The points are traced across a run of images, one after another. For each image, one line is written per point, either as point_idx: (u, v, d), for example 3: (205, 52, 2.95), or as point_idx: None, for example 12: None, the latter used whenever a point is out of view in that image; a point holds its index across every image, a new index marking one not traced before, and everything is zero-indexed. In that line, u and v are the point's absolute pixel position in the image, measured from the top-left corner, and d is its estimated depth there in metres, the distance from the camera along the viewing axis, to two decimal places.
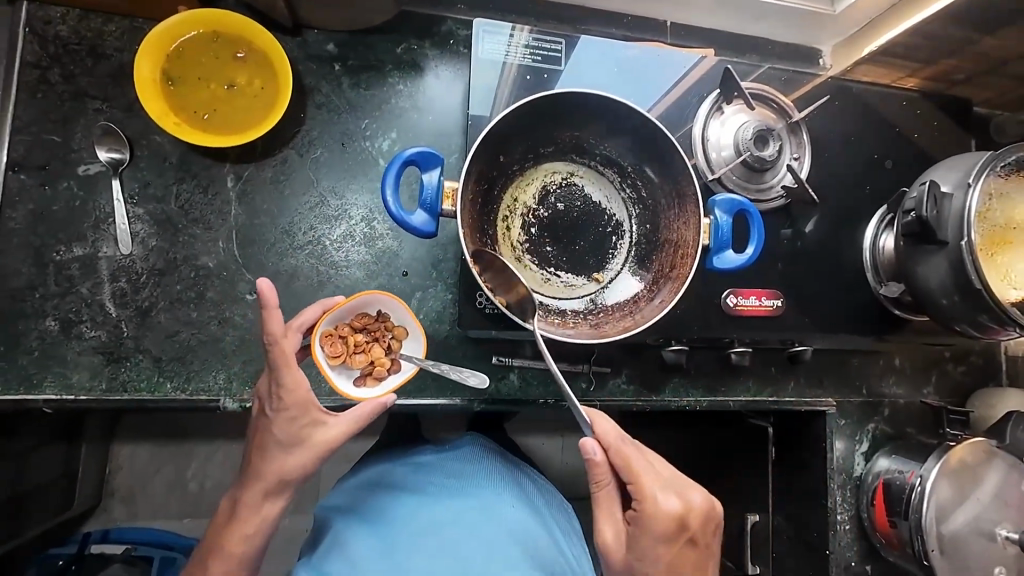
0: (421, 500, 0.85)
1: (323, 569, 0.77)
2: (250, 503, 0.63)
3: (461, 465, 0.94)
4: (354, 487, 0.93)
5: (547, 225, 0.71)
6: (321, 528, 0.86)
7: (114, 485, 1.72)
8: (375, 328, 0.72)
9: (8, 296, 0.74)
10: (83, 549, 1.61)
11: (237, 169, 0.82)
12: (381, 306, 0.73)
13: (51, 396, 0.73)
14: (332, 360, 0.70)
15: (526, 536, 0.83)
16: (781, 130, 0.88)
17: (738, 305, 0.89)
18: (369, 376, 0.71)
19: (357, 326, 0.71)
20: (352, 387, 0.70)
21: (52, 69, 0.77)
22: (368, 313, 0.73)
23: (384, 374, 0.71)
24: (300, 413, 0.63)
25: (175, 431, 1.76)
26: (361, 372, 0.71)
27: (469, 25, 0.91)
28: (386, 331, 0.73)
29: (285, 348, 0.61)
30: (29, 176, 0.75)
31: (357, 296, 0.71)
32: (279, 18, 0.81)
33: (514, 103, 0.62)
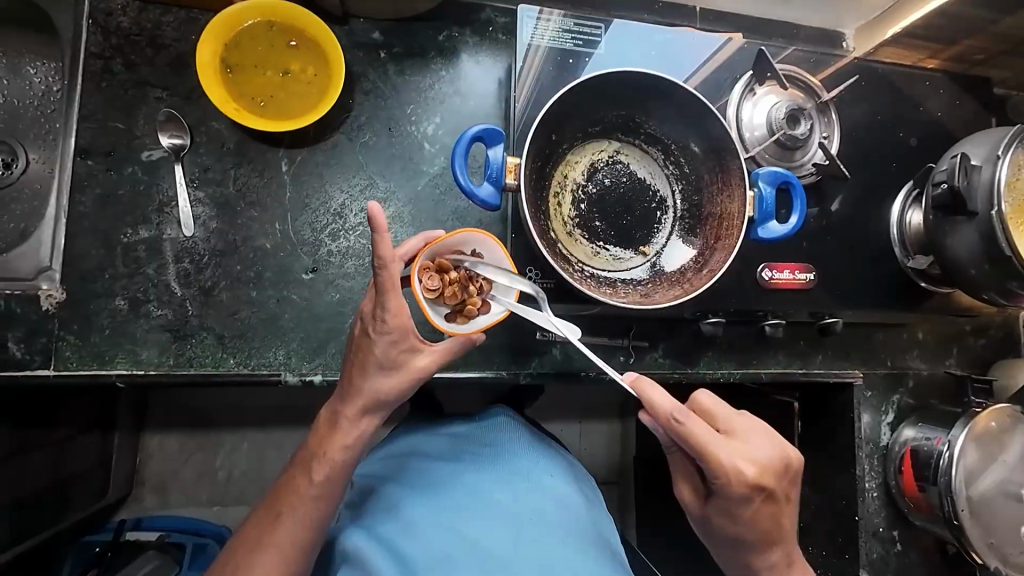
0: (463, 465, 0.88)
1: (375, 531, 0.82)
2: (350, 418, 0.72)
3: (495, 432, 0.96)
4: (392, 458, 0.96)
5: (595, 201, 0.75)
6: (364, 494, 0.90)
7: (146, 474, 1.76)
8: (469, 266, 0.73)
9: (79, 276, 0.77)
10: (118, 536, 1.60)
11: (291, 153, 0.85)
12: (476, 244, 0.73)
13: (123, 372, 0.77)
14: (428, 293, 0.71)
15: (565, 498, 0.87)
16: (811, 110, 0.91)
17: (773, 279, 0.92)
18: (460, 314, 0.73)
19: (453, 263, 0.73)
20: (445, 323, 0.72)
21: (116, 59, 0.80)
22: (462, 250, 0.74)
23: (475, 313, 0.72)
24: (400, 336, 0.68)
25: (204, 420, 1.80)
26: (452, 309, 0.73)
27: (507, 13, 0.95)
28: (479, 272, 0.73)
29: (393, 276, 0.66)
30: (96, 162, 0.79)
31: (458, 231, 0.70)
32: (329, 8, 0.85)
33: (571, 81, 0.65)
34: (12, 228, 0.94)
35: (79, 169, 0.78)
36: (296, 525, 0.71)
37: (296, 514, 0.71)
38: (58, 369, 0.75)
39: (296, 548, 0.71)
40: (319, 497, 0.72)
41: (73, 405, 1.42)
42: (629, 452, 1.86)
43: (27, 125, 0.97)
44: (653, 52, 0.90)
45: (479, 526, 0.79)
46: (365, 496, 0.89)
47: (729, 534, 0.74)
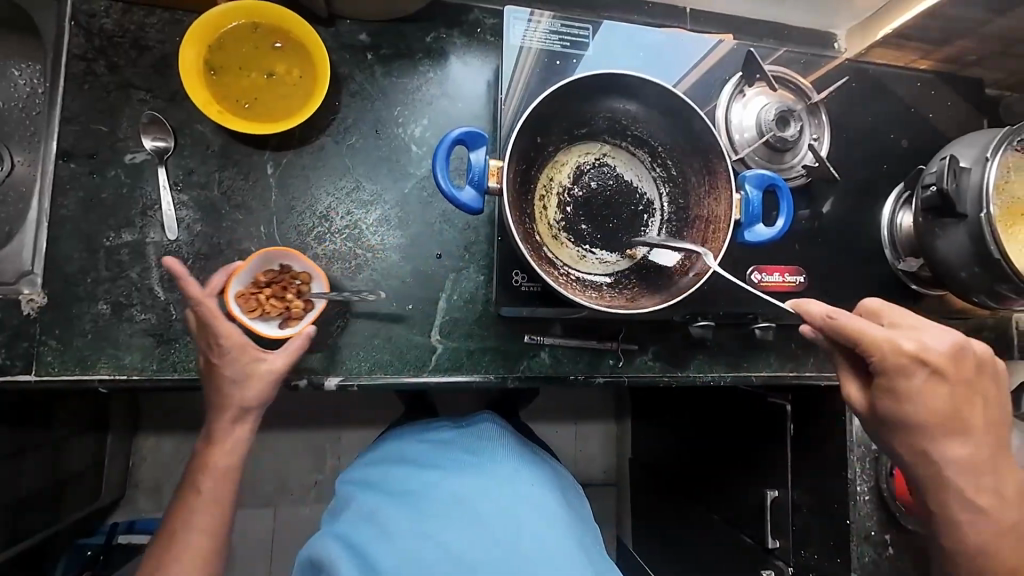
0: (439, 472, 0.89)
1: (352, 537, 0.82)
2: (224, 428, 0.76)
3: (476, 441, 0.96)
4: (375, 466, 0.97)
5: (582, 204, 0.74)
6: (346, 501, 0.91)
7: (139, 476, 1.76)
8: (278, 280, 0.79)
9: (62, 280, 0.76)
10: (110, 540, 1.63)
11: (276, 156, 0.84)
12: (279, 260, 0.79)
13: (106, 376, 0.76)
14: (250, 314, 0.78)
15: (543, 505, 0.85)
16: (801, 111, 0.91)
17: (763, 281, 0.91)
18: (289, 319, 0.80)
19: (263, 281, 0.79)
20: (283, 331, 0.79)
21: (99, 61, 0.79)
22: (271, 267, 0.80)
23: (301, 313, 0.79)
24: (236, 352, 0.73)
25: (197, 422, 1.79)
26: (281, 318, 0.80)
27: (496, 14, 0.94)
28: (289, 281, 0.80)
29: (212, 309, 0.73)
30: (79, 165, 0.78)
31: (252, 257, 0.77)
32: (315, 8, 0.84)
33: (555, 83, 0.64)
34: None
35: (62, 172, 0.77)
36: (197, 535, 0.73)
37: (192, 525, 0.74)
38: (40, 374, 0.75)
39: (204, 556, 0.74)
40: (217, 502, 0.76)
41: (64, 408, 1.42)
42: (624, 454, 1.85)
43: (12, 128, 0.96)
44: (641, 53, 0.89)
45: (450, 529, 0.79)
46: (345, 504, 0.91)
47: (902, 435, 0.70)
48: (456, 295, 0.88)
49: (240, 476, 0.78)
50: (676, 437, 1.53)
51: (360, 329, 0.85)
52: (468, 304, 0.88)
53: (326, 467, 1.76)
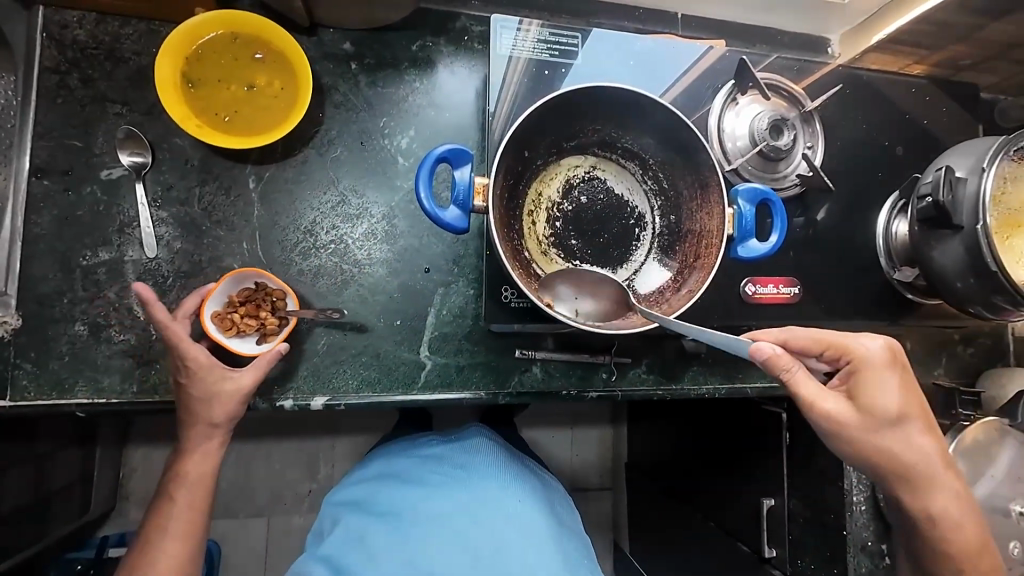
0: (428, 489, 0.87)
1: (337, 558, 0.80)
2: (194, 442, 0.74)
3: (467, 456, 0.95)
4: (365, 483, 0.95)
5: (571, 218, 0.73)
6: (333, 520, 0.90)
7: (129, 488, 1.73)
8: (254, 298, 0.77)
9: (36, 301, 0.74)
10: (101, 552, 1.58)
11: (259, 170, 0.82)
12: (256, 278, 0.77)
13: (83, 400, 0.74)
14: (226, 333, 0.76)
15: (531, 525, 0.84)
16: (794, 119, 0.89)
17: (756, 293, 0.90)
18: (265, 335, 0.77)
19: (239, 300, 0.76)
20: (257, 350, 0.77)
21: (72, 74, 0.77)
22: (248, 286, 0.78)
23: (275, 329, 0.76)
24: (203, 374, 0.71)
25: None
26: (257, 334, 0.77)
27: (483, 21, 0.92)
28: (264, 297, 0.77)
29: (180, 332, 0.71)
30: (53, 181, 0.76)
31: (225, 276, 0.75)
32: (296, 18, 0.82)
33: (542, 97, 0.62)
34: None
35: (35, 189, 0.75)
36: (169, 546, 0.71)
37: (166, 541, 0.71)
38: (15, 400, 0.72)
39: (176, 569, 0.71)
40: (193, 510, 0.74)
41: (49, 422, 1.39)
42: (620, 460, 1.84)
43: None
44: (632, 61, 0.87)
45: (439, 550, 0.77)
46: (333, 523, 0.89)
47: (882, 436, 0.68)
48: (445, 310, 0.87)
49: (215, 485, 0.76)
50: (671, 444, 1.52)
51: (347, 346, 0.83)
52: (457, 319, 0.87)
53: (319, 476, 1.74)
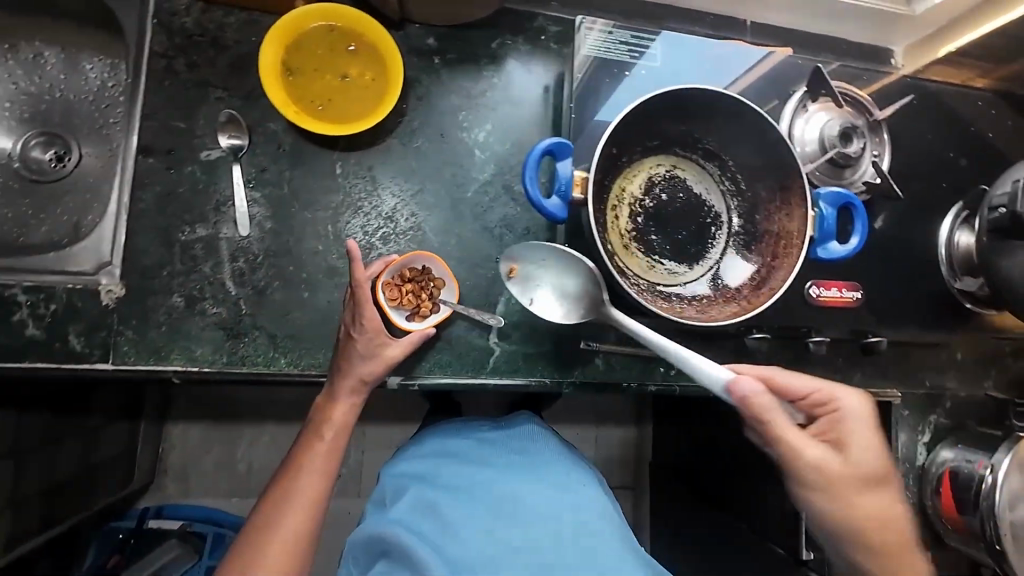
0: (497, 469, 0.91)
1: (409, 528, 0.83)
2: (339, 394, 0.80)
3: (525, 441, 0.98)
4: (426, 458, 0.97)
5: (651, 215, 0.75)
6: (397, 491, 0.92)
7: (168, 463, 1.78)
8: (420, 279, 0.84)
9: (139, 273, 0.78)
10: (142, 523, 1.63)
11: (345, 157, 0.85)
12: (425, 262, 0.85)
13: (179, 368, 0.78)
14: (391, 302, 0.83)
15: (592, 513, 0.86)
16: (863, 128, 0.91)
17: (819, 296, 0.92)
18: (417, 315, 0.84)
19: (408, 277, 0.84)
20: (408, 325, 0.83)
21: (179, 59, 0.81)
22: (415, 266, 0.85)
23: (427, 314, 0.84)
24: (372, 334, 0.78)
25: (227, 411, 1.81)
26: (410, 311, 0.84)
27: (559, 21, 0.95)
28: (429, 282, 0.85)
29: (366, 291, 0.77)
30: (157, 160, 0.80)
31: (408, 253, 0.83)
32: (388, 13, 0.85)
33: (638, 99, 0.66)
34: (65, 220, 0.95)
35: (141, 166, 0.79)
36: (311, 477, 0.80)
37: (308, 471, 0.80)
38: (117, 363, 0.76)
39: (315, 498, 0.80)
40: (331, 451, 0.83)
41: (106, 394, 1.44)
42: (645, 461, 1.86)
43: (83, 121, 0.99)
44: (707, 66, 0.90)
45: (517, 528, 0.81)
46: (398, 494, 0.91)
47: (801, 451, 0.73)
48: (514, 299, 0.90)
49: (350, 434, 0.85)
50: (702, 445, 1.53)
51: None
52: (525, 308, 0.89)
53: (351, 460, 1.78)
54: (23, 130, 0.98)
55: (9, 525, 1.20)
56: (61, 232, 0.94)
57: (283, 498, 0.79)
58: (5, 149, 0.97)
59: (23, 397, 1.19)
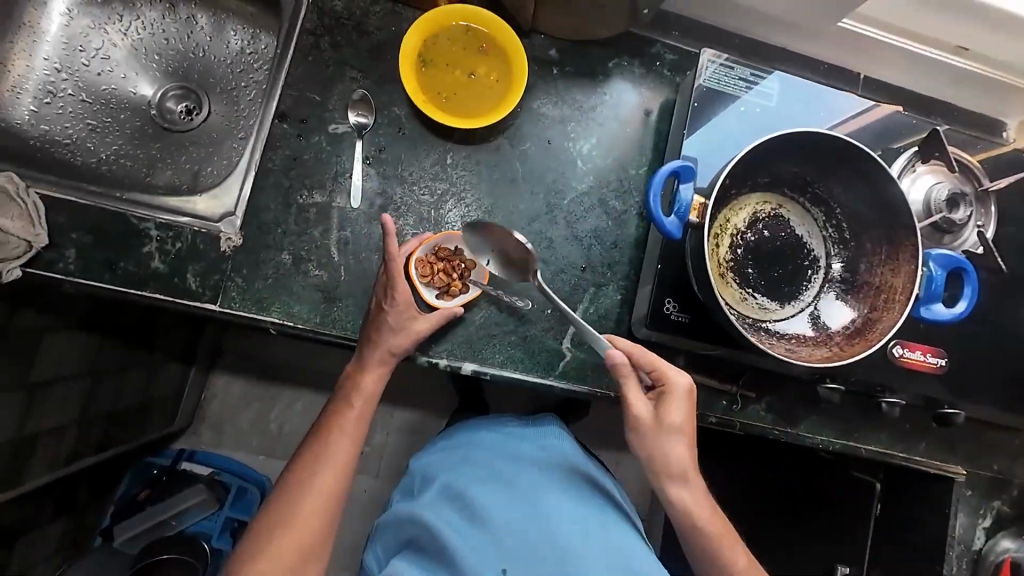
0: (523, 466, 0.92)
1: (437, 516, 0.85)
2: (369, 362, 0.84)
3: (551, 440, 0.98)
4: (453, 451, 0.99)
5: (752, 249, 0.76)
6: (426, 479, 0.95)
7: (206, 412, 1.81)
8: (452, 258, 0.87)
9: (258, 227, 0.84)
10: (174, 465, 1.64)
11: (456, 148, 0.90)
12: (458, 242, 0.87)
13: (277, 320, 0.83)
14: (421, 278, 0.86)
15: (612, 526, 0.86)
16: (971, 196, 0.90)
17: (903, 357, 0.91)
18: (446, 293, 0.87)
19: (441, 255, 0.86)
20: (436, 302, 0.86)
21: (325, 38, 0.88)
22: (448, 247, 0.88)
23: (456, 293, 0.86)
24: (403, 307, 0.81)
25: (268, 371, 1.84)
26: (440, 289, 0.87)
27: (676, 50, 0.98)
28: (461, 262, 0.87)
29: (398, 266, 0.81)
30: (291, 126, 0.86)
31: (442, 232, 0.86)
32: (520, 21, 0.90)
33: (767, 136, 0.68)
34: (183, 168, 1.01)
35: (274, 130, 0.86)
36: (344, 442, 0.84)
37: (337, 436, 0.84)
38: (224, 306, 0.82)
39: (344, 462, 0.83)
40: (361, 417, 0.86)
41: (171, 335, 1.52)
42: None
43: (217, 80, 1.07)
44: (819, 112, 0.91)
45: (544, 528, 0.82)
46: (428, 483, 0.93)
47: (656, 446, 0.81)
48: (592, 309, 0.91)
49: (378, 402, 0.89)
50: None
51: (500, 322, 0.89)
52: (601, 319, 0.91)
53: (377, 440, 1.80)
54: (165, 82, 1.06)
55: (73, 441, 1.27)
56: (179, 179, 1.00)
57: (313, 463, 0.82)
58: (146, 97, 1.05)
59: (106, 323, 1.26)
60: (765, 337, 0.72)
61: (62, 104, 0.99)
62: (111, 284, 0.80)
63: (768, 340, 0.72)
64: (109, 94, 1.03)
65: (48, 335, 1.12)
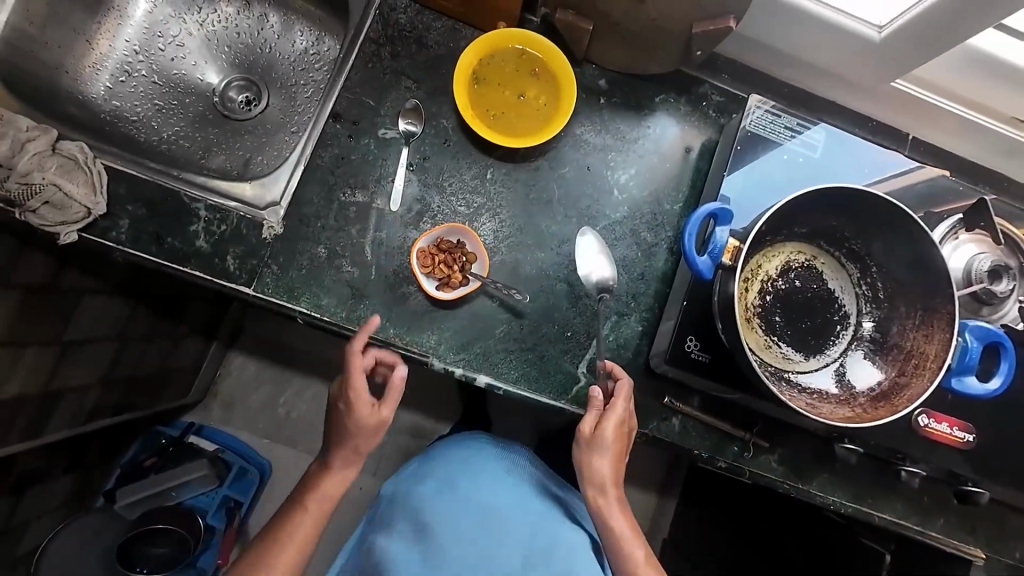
0: (476, 494, 0.89)
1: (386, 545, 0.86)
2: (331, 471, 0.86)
3: (515, 466, 0.97)
4: (415, 471, 0.98)
5: (781, 297, 0.76)
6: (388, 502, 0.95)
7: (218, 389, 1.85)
8: (453, 250, 0.88)
9: (299, 219, 0.88)
10: (183, 436, 1.68)
11: (497, 165, 0.92)
12: (459, 236, 0.89)
13: (305, 310, 0.85)
14: (423, 269, 0.86)
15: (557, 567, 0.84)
16: (1016, 270, 0.88)
17: (927, 426, 0.88)
18: (446, 285, 0.87)
19: (442, 247, 0.88)
20: (437, 293, 0.86)
21: (386, 47, 0.92)
22: (450, 239, 0.89)
23: (457, 284, 0.86)
24: (362, 413, 0.82)
25: (283, 356, 1.87)
26: (441, 280, 0.87)
27: (724, 93, 0.99)
28: (461, 254, 0.88)
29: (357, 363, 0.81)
30: (342, 126, 0.90)
31: (445, 224, 0.88)
32: (573, 50, 0.92)
33: (809, 189, 0.68)
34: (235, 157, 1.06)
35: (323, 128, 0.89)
36: (307, 519, 0.84)
37: (299, 522, 0.83)
38: (257, 291, 0.85)
39: (303, 539, 0.83)
40: (329, 500, 0.86)
41: (198, 310, 1.57)
42: None
43: (279, 76, 1.12)
44: (864, 168, 0.91)
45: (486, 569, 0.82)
46: (389, 507, 0.93)
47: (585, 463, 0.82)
48: (610, 337, 0.92)
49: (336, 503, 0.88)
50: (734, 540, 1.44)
51: (519, 339, 0.89)
52: (619, 348, 0.91)
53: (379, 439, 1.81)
54: (230, 73, 1.13)
55: (94, 400, 1.32)
56: (231, 165, 1.05)
57: (277, 545, 0.82)
58: (211, 85, 1.11)
59: (142, 291, 1.32)
60: (786, 388, 0.71)
61: (135, 84, 1.05)
62: (156, 257, 0.84)
63: (789, 392, 0.71)
64: (178, 79, 1.10)
65: (89, 296, 1.18)
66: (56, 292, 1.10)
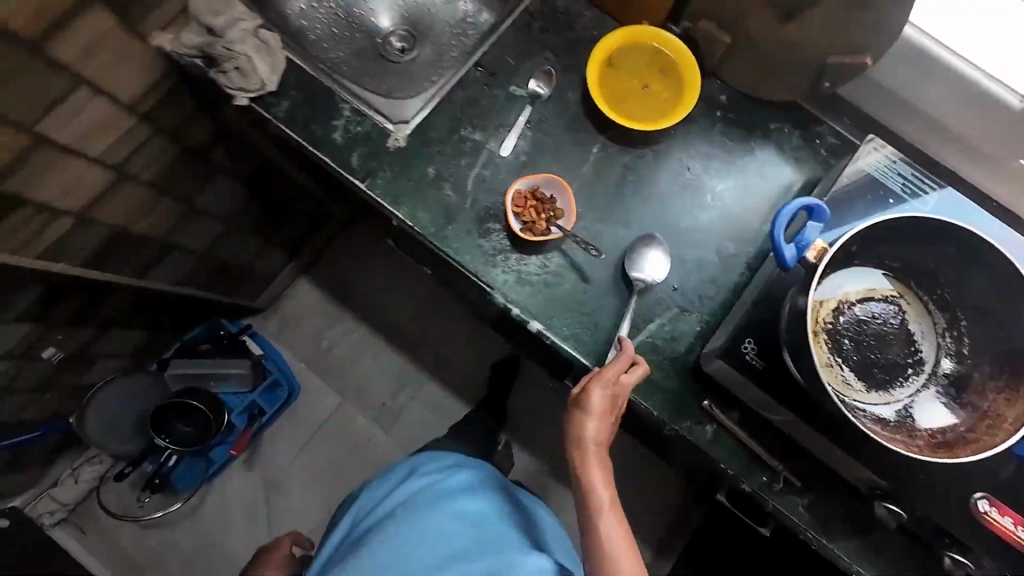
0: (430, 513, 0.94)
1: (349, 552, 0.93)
2: None
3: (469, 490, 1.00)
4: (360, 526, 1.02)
5: (856, 323, 0.75)
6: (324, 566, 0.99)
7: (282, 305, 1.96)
8: (544, 202, 0.94)
9: (422, 139, 0.99)
10: (239, 334, 1.73)
11: (605, 143, 0.99)
12: (552, 192, 0.96)
13: (400, 214, 0.95)
14: (513, 209, 0.94)
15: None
16: None
17: (987, 516, 0.79)
18: (530, 230, 0.93)
19: (535, 197, 0.95)
20: (520, 233, 0.92)
21: (538, 21, 1.03)
22: (543, 192, 0.96)
23: (541, 231, 0.92)
24: None
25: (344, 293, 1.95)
26: (525, 224, 0.93)
27: (841, 137, 1.01)
28: (550, 209, 0.94)
29: None
30: (481, 75, 1.01)
31: (542, 176, 0.96)
32: (705, 61, 0.99)
33: (917, 215, 0.68)
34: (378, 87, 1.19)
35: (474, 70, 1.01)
36: None
37: None
38: (368, 187, 0.96)
39: None
40: None
41: (294, 226, 1.74)
42: None
43: (436, 36, 1.28)
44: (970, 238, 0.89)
45: None
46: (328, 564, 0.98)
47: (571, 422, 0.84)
48: (665, 327, 0.93)
49: None
50: None
51: (579, 299, 0.93)
52: (671, 340, 0.92)
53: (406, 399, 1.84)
54: (397, 23, 1.30)
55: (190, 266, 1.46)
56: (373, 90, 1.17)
57: None
58: (378, 28, 1.29)
59: (260, 188, 1.50)
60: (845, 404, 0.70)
61: (322, 11, 1.25)
62: (299, 136, 0.98)
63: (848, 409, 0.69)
64: (357, 21, 1.28)
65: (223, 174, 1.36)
66: (202, 161, 1.28)
